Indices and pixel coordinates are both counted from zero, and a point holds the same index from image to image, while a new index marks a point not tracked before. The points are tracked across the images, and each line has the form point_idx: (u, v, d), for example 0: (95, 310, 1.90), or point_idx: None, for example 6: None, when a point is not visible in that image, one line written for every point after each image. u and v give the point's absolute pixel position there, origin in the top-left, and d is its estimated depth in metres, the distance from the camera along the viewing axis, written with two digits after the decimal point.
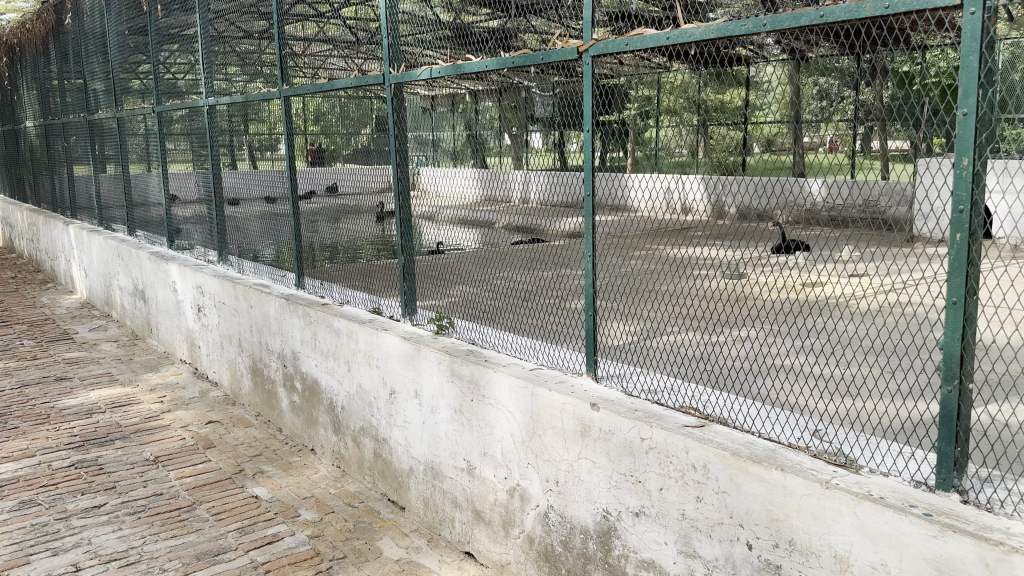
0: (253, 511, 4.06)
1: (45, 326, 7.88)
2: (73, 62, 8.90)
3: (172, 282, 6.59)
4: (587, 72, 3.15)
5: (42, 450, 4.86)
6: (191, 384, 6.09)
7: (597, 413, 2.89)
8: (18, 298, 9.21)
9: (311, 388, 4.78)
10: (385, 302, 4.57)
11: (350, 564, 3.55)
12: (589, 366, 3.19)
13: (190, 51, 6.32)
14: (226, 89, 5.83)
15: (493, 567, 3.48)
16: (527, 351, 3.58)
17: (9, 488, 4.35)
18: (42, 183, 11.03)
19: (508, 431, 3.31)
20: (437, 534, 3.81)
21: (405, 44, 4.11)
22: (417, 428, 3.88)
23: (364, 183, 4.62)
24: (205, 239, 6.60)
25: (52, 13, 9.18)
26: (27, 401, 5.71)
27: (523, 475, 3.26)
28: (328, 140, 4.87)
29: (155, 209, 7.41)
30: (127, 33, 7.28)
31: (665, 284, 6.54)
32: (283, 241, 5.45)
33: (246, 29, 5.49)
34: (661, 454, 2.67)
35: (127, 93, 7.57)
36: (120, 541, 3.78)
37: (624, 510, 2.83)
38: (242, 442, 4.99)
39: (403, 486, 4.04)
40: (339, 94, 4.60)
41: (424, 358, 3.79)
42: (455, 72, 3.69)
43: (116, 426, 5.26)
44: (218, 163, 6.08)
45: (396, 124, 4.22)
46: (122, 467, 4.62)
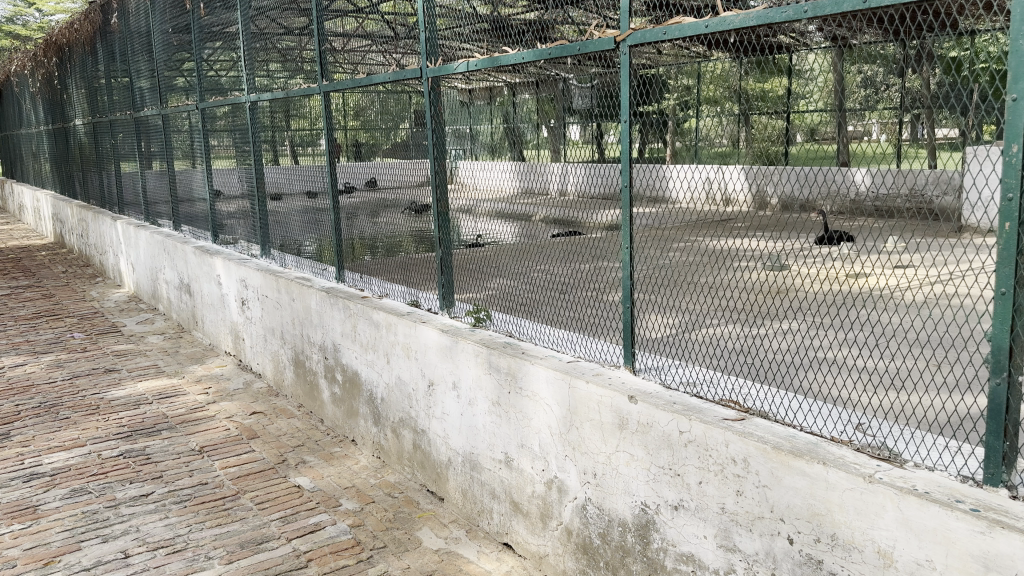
0: (296, 500, 4.13)
1: (96, 320, 8.09)
2: (119, 60, 9.09)
3: (217, 276, 6.71)
4: (624, 61, 3.11)
5: (92, 439, 5.00)
6: (235, 376, 6.20)
7: (635, 405, 2.88)
8: (69, 293, 9.45)
9: (351, 380, 4.84)
10: (424, 294, 4.61)
11: (391, 554, 3.59)
12: (626, 358, 3.18)
13: (232, 49, 6.41)
14: (268, 86, 5.93)
15: (531, 558, 3.49)
16: (565, 344, 3.58)
17: (60, 477, 4.48)
18: (91, 180, 11.30)
19: (546, 423, 3.31)
20: (475, 525, 3.84)
21: (441, 38, 4.14)
22: (455, 420, 3.90)
23: (404, 177, 4.63)
24: (249, 234, 6.70)
25: (99, 13, 9.40)
26: (77, 393, 5.88)
27: (561, 467, 3.26)
28: (367, 135, 4.90)
29: (200, 204, 7.54)
30: (171, 31, 7.42)
31: (705, 275, 6.51)
32: (324, 236, 5.52)
33: (287, 25, 5.54)
34: (700, 448, 2.65)
35: (171, 90, 7.72)
36: (166, 529, 3.87)
37: (663, 504, 2.81)
38: (284, 433, 5.07)
39: (442, 477, 4.07)
40: (378, 89, 4.69)
41: (462, 350, 3.81)
42: (492, 64, 3.74)
43: (163, 416, 5.39)
44: (261, 159, 6.17)
45: (433, 118, 4.29)
46: (169, 456, 4.73)
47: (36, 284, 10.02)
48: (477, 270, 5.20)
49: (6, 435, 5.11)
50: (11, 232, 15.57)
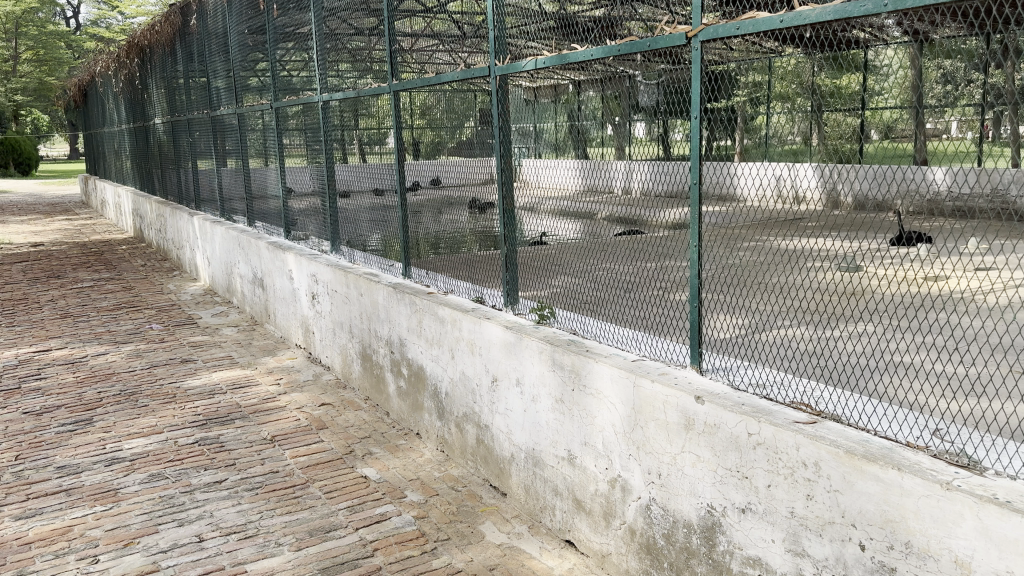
0: (362, 490, 4.22)
1: (173, 312, 8.38)
2: (197, 61, 9.38)
3: (289, 271, 6.89)
4: (696, 57, 3.06)
5: (169, 427, 5.19)
6: (306, 368, 6.36)
7: (702, 406, 2.85)
8: (148, 285, 9.82)
9: (417, 374, 4.91)
10: (488, 291, 4.64)
11: (454, 546, 3.64)
12: (693, 358, 3.15)
13: (304, 49, 6.56)
14: (338, 86, 6.06)
15: (594, 557, 3.49)
16: (629, 343, 3.56)
17: (140, 462, 4.67)
18: (169, 177, 11.70)
19: (610, 422, 3.31)
20: (538, 521, 3.85)
21: (511, 36, 4.14)
22: (519, 416, 3.92)
23: (468, 175, 4.67)
24: (319, 230, 6.85)
25: (179, 15, 9.73)
26: (155, 381, 6.11)
27: (624, 466, 3.25)
28: (432, 133, 4.95)
29: (273, 201, 7.74)
30: (247, 32, 7.64)
31: (774, 275, 6.39)
32: (392, 233, 5.62)
33: (357, 26, 5.64)
34: (770, 450, 2.61)
35: (246, 90, 7.94)
36: (238, 515, 4.00)
37: (729, 507, 2.78)
38: (352, 424, 5.18)
39: (505, 472, 4.10)
40: (446, 88, 4.73)
41: (526, 347, 3.83)
42: (560, 61, 3.70)
43: (236, 405, 5.56)
44: (332, 157, 6.29)
45: (500, 116, 4.25)
46: (242, 444, 4.88)
47: (118, 277, 10.44)
48: (542, 267, 5.22)
49: (90, 420, 5.35)
50: (95, 227, 16.22)
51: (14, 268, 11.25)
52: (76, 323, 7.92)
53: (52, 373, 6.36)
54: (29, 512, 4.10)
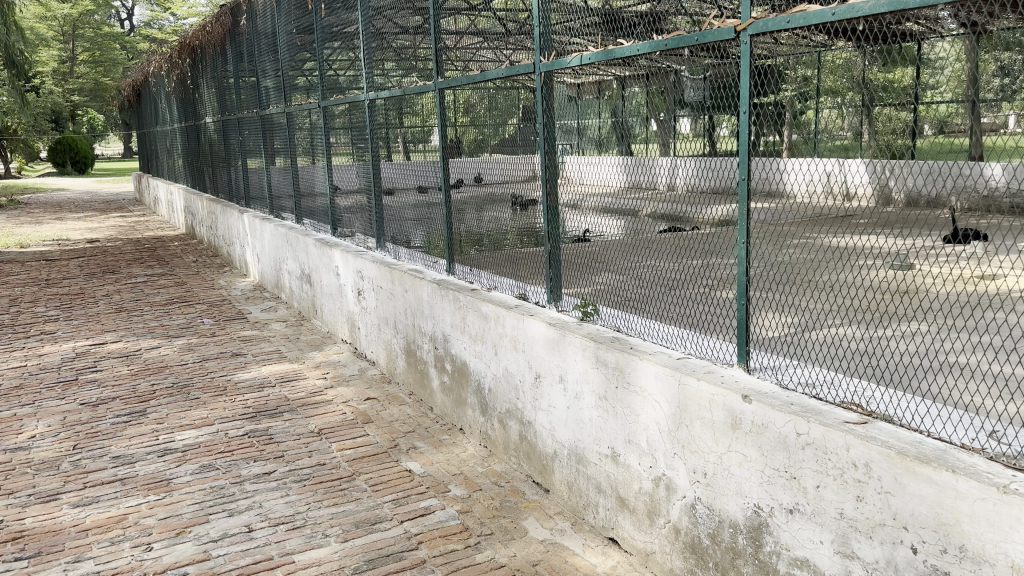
0: (407, 484, 4.26)
1: (223, 307, 8.56)
2: (246, 61, 9.55)
3: (335, 267, 6.99)
4: (745, 51, 3.02)
5: (220, 419, 5.31)
6: (351, 363, 6.45)
7: (749, 405, 2.83)
8: (199, 281, 10.04)
9: (460, 369, 4.94)
10: (532, 288, 4.71)
11: (498, 541, 3.66)
12: (740, 356, 3.13)
13: (351, 48, 6.63)
14: (384, 84, 6.13)
15: (638, 555, 3.48)
16: (675, 341, 3.55)
17: (192, 453, 4.78)
18: (220, 175, 11.94)
19: (654, 420, 3.29)
20: (581, 518, 3.85)
21: (556, 33, 4.12)
22: (562, 413, 3.92)
23: (511, 171, 4.64)
24: (365, 227, 6.93)
25: (229, 16, 9.92)
26: (207, 374, 6.25)
27: (669, 465, 3.24)
28: (475, 131, 4.99)
29: (320, 199, 7.85)
30: (295, 32, 7.75)
31: (824, 273, 6.32)
32: (435, 230, 5.66)
33: (402, 25, 5.68)
34: (819, 451, 2.58)
35: (294, 89, 8.06)
36: (287, 506, 4.08)
37: (776, 507, 2.75)
38: (396, 419, 5.24)
39: (548, 468, 4.11)
40: (490, 86, 4.75)
41: (569, 344, 3.83)
42: (606, 57, 3.69)
43: (285, 399, 5.66)
44: (378, 155, 6.35)
45: (544, 113, 4.24)
46: (290, 437, 4.97)
47: (170, 272, 10.69)
48: (586, 265, 5.21)
49: (144, 412, 5.49)
50: (149, 224, 16.62)
51: (72, 263, 11.60)
52: (130, 317, 8.14)
53: (108, 365, 6.55)
54: (86, 500, 4.23)
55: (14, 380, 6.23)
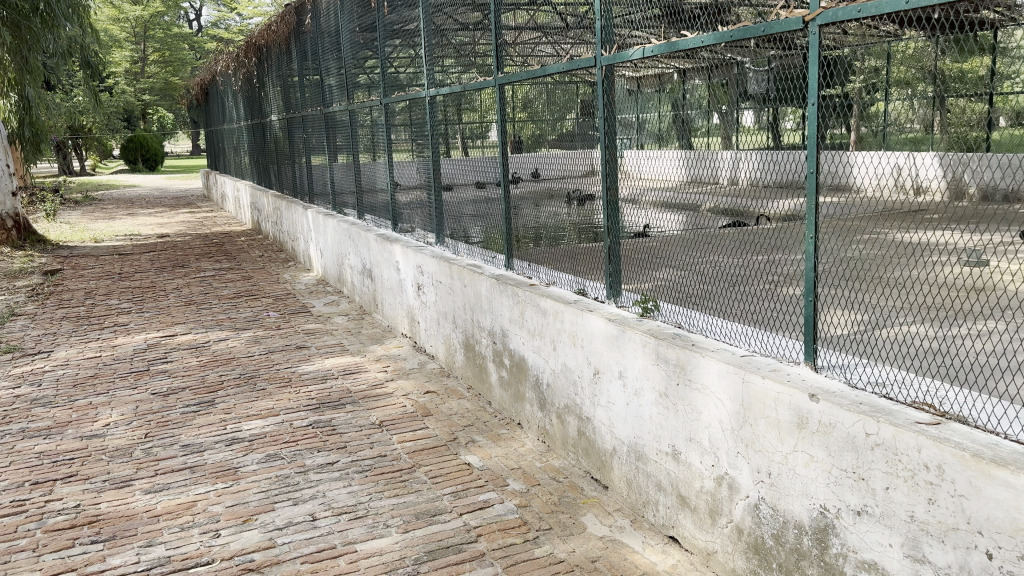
0: (466, 477, 4.30)
1: (288, 300, 8.75)
2: (310, 59, 9.73)
3: (395, 262, 7.08)
4: (813, 41, 2.98)
5: (285, 409, 5.44)
6: (411, 357, 6.53)
7: (817, 404, 2.77)
8: (265, 275, 10.28)
9: (519, 364, 4.96)
10: (591, 283, 4.66)
11: (556, 537, 3.67)
12: (807, 354, 3.07)
13: (412, 46, 6.70)
14: (444, 81, 6.19)
15: (699, 554, 3.45)
16: (738, 338, 3.50)
17: (259, 442, 4.91)
18: (284, 171, 12.20)
19: (717, 418, 3.25)
20: (641, 516, 3.83)
21: (618, 25, 4.11)
22: (621, 409, 3.90)
23: (568, 166, 4.67)
24: (425, 222, 7.00)
25: (293, 14, 10.12)
26: (272, 366, 6.41)
27: (731, 464, 3.20)
28: (534, 126, 4.98)
29: (381, 195, 7.95)
30: (358, 30, 7.87)
31: (896, 269, 6.22)
32: (494, 225, 5.69)
33: (462, 21, 5.72)
34: (888, 452, 2.51)
35: (356, 86, 8.18)
36: (349, 496, 4.16)
37: (844, 509, 2.69)
38: (455, 412, 5.29)
39: (607, 465, 4.09)
40: (549, 80, 4.76)
41: (629, 340, 3.80)
42: (669, 49, 3.62)
43: (347, 391, 5.77)
44: (437, 151, 6.40)
45: (605, 106, 4.16)
46: (352, 428, 5.06)
47: (236, 266, 10.98)
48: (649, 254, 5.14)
49: (212, 402, 5.66)
50: (217, 219, 17.07)
51: (143, 257, 12.00)
52: (198, 310, 8.38)
53: (178, 356, 6.76)
54: (158, 486, 4.38)
55: (91, 370, 6.49)
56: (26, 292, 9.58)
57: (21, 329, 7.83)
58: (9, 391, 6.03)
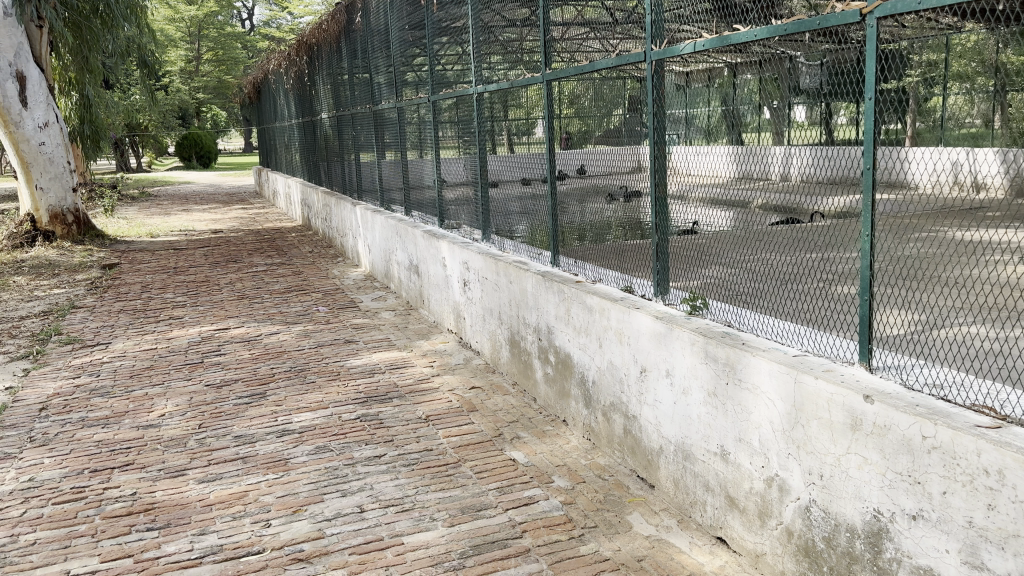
0: (511, 473, 4.31)
1: (337, 296, 8.87)
2: (360, 57, 9.84)
3: (442, 258, 7.12)
4: (871, 34, 2.96)
5: (334, 402, 5.52)
6: (457, 352, 6.57)
7: (871, 406, 2.71)
8: (315, 270, 10.43)
9: (564, 361, 4.95)
10: (638, 281, 4.65)
11: (602, 535, 3.66)
12: (861, 354, 3.01)
13: (459, 43, 6.73)
14: (491, 78, 6.21)
15: (747, 556, 3.41)
16: (791, 337, 3.45)
17: (308, 434, 5.00)
18: (334, 168, 12.36)
19: (767, 418, 3.21)
20: (688, 516, 3.80)
21: (670, 21, 4.05)
22: (669, 408, 3.87)
23: (615, 162, 4.61)
24: (472, 219, 7.02)
25: (344, 13, 10.25)
26: (321, 360, 6.51)
27: (782, 465, 3.15)
28: (580, 122, 4.98)
29: (428, 191, 8.00)
30: (407, 28, 7.93)
31: (955, 269, 6.07)
32: (539, 222, 5.69)
33: (510, 18, 5.72)
34: (946, 456, 2.45)
35: (404, 84, 8.25)
36: (396, 489, 4.20)
37: (898, 512, 2.64)
38: (501, 408, 5.31)
39: (653, 464, 4.07)
40: (596, 76, 4.75)
41: (677, 338, 3.77)
42: (721, 43, 3.64)
43: (394, 385, 5.84)
44: (484, 148, 6.42)
45: (654, 102, 4.24)
46: (399, 422, 5.11)
47: (287, 262, 11.16)
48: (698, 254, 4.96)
49: (263, 394, 5.77)
50: (268, 215, 17.38)
51: (197, 252, 12.29)
52: (251, 304, 8.55)
53: (231, 349, 6.91)
54: (211, 476, 4.49)
55: (147, 361, 6.66)
56: (86, 285, 9.88)
57: (81, 321, 8.08)
58: (70, 381, 6.22)
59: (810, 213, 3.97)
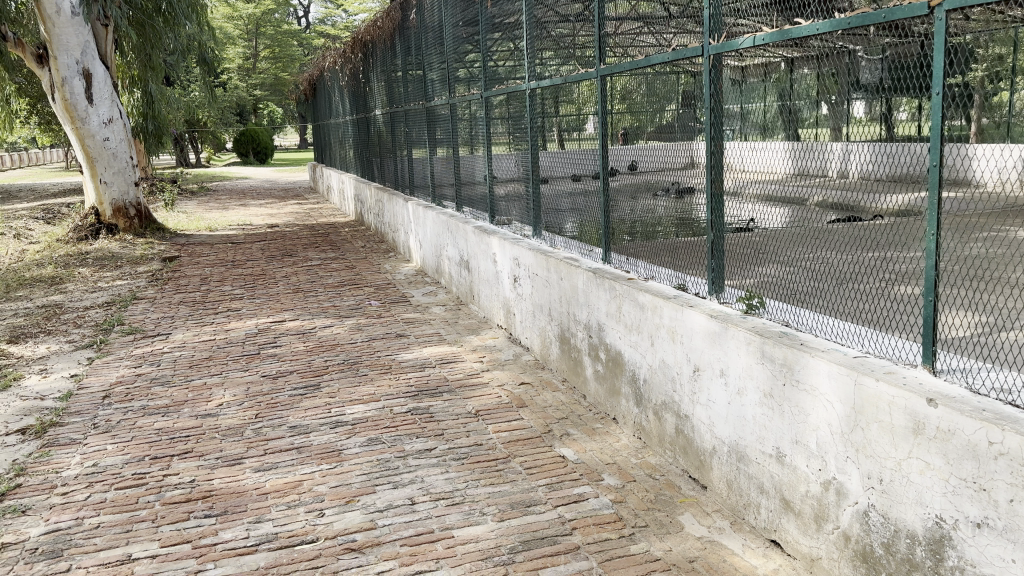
0: (561, 470, 4.31)
1: (389, 290, 8.97)
2: (413, 54, 9.92)
3: (493, 254, 7.14)
4: (939, 27, 2.87)
5: (385, 395, 5.59)
6: (507, 348, 6.58)
7: (935, 409, 2.64)
8: (367, 265, 10.57)
9: (615, 359, 4.92)
10: (692, 278, 4.59)
11: (653, 534, 3.63)
12: (925, 357, 2.95)
13: (512, 38, 6.74)
14: (543, 73, 6.20)
15: (802, 560, 3.35)
16: (850, 338, 3.41)
17: (361, 426, 5.07)
18: (387, 164, 12.49)
19: (825, 421, 3.14)
20: (741, 518, 3.75)
21: (728, 13, 4.05)
22: (723, 409, 3.82)
23: (668, 158, 4.55)
24: (523, 215, 7.01)
25: (398, 10, 10.33)
26: (374, 353, 6.59)
27: (840, 469, 3.08)
28: (632, 118, 4.95)
29: (479, 186, 8.02)
30: (460, 24, 7.97)
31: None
32: (591, 218, 5.67)
33: (563, 13, 5.71)
34: (1014, 463, 2.38)
35: (457, 80, 8.29)
36: (447, 482, 4.23)
37: (961, 520, 2.57)
38: (550, 404, 5.31)
39: (705, 464, 4.02)
40: (649, 71, 4.69)
41: (732, 337, 3.72)
42: (781, 37, 3.58)
43: (444, 379, 5.88)
44: (537, 144, 6.39)
45: (713, 97, 4.18)
46: (450, 416, 5.15)
47: (340, 256, 11.32)
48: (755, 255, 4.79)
49: (317, 385, 5.87)
50: (322, 211, 17.65)
51: (254, 246, 12.54)
52: (305, 298, 8.70)
53: (286, 341, 7.04)
54: (267, 465, 4.58)
55: (206, 352, 6.83)
56: (147, 277, 10.16)
57: (143, 312, 8.32)
58: (132, 370, 6.41)
59: (872, 210, 3.85)
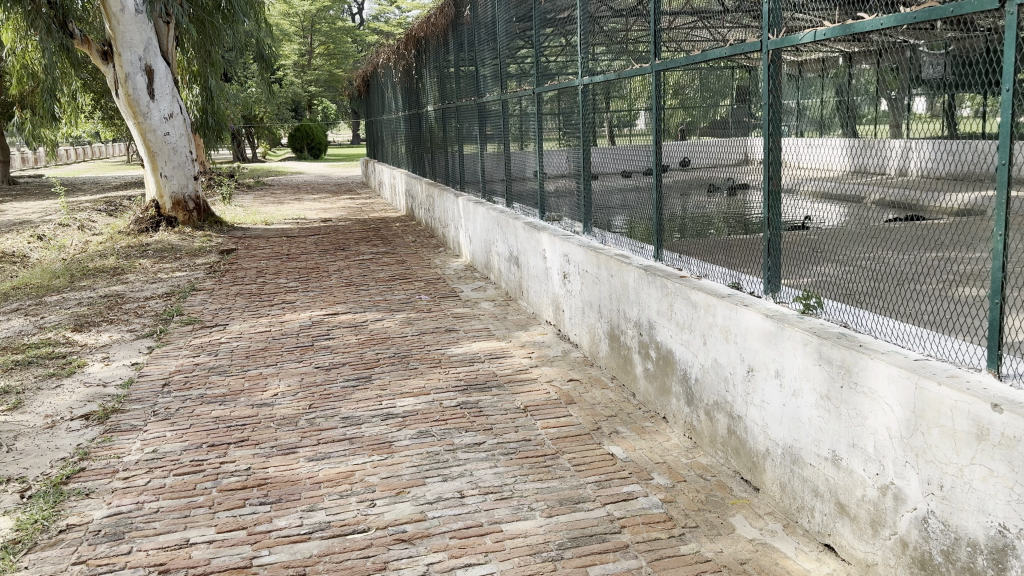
0: (609, 467, 4.30)
1: (439, 285, 9.03)
2: (466, 50, 9.96)
3: (543, 250, 7.13)
4: (1010, 22, 2.74)
5: (435, 389, 5.64)
6: (556, 344, 6.58)
7: (1000, 415, 2.57)
8: (417, 259, 10.66)
9: (666, 357, 4.89)
10: (747, 277, 4.48)
11: (703, 535, 3.61)
12: (989, 361, 2.89)
13: (564, 34, 6.74)
14: (595, 69, 6.18)
15: (857, 565, 3.29)
16: (910, 339, 3.34)
17: (411, 419, 5.12)
18: (438, 160, 12.57)
19: (884, 424, 3.08)
20: (794, 521, 3.70)
21: (785, 8, 3.92)
22: (777, 410, 3.77)
23: (720, 154, 4.59)
24: (573, 211, 6.99)
25: (452, 6, 10.38)
26: (423, 347, 6.66)
27: (899, 473, 3.02)
28: (685, 113, 4.91)
29: (530, 182, 8.01)
30: (513, 20, 7.98)
31: None
32: (642, 215, 5.62)
33: (616, 8, 5.69)
34: None
35: (509, 75, 8.30)
36: (496, 477, 4.26)
37: None
38: (599, 402, 5.30)
39: (758, 466, 3.98)
40: (703, 66, 4.63)
41: (788, 338, 3.67)
42: (843, 32, 3.49)
43: (493, 374, 5.91)
44: (589, 140, 6.33)
45: (771, 92, 4.05)
46: (498, 411, 5.18)
47: (392, 251, 11.44)
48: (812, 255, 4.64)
49: (368, 378, 5.95)
50: (373, 206, 17.84)
51: (307, 240, 12.76)
52: (357, 291, 8.83)
53: (339, 333, 7.15)
54: (319, 455, 4.67)
55: (261, 343, 6.98)
56: (204, 269, 10.42)
57: (200, 303, 8.54)
58: (190, 359, 6.59)
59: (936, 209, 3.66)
